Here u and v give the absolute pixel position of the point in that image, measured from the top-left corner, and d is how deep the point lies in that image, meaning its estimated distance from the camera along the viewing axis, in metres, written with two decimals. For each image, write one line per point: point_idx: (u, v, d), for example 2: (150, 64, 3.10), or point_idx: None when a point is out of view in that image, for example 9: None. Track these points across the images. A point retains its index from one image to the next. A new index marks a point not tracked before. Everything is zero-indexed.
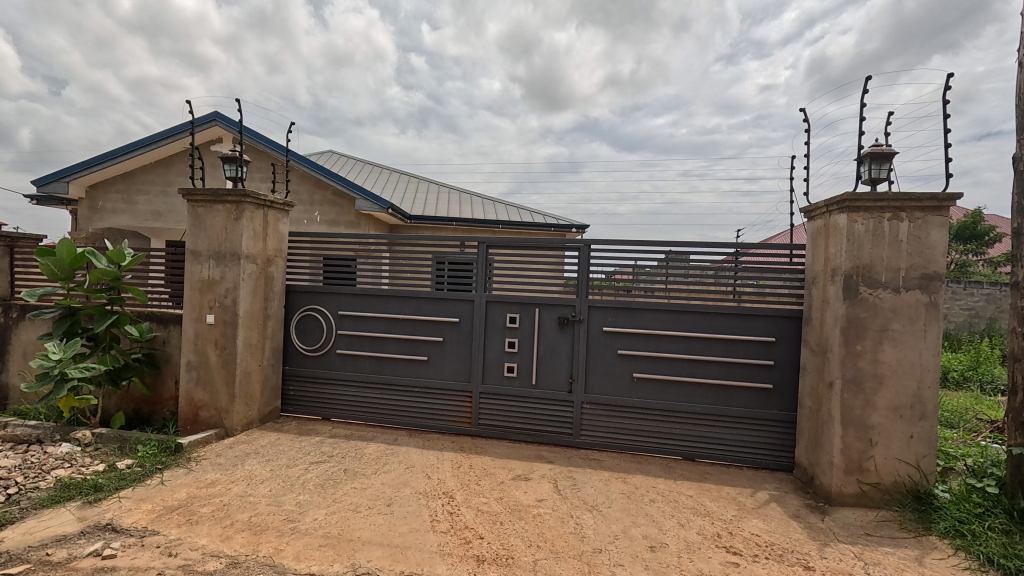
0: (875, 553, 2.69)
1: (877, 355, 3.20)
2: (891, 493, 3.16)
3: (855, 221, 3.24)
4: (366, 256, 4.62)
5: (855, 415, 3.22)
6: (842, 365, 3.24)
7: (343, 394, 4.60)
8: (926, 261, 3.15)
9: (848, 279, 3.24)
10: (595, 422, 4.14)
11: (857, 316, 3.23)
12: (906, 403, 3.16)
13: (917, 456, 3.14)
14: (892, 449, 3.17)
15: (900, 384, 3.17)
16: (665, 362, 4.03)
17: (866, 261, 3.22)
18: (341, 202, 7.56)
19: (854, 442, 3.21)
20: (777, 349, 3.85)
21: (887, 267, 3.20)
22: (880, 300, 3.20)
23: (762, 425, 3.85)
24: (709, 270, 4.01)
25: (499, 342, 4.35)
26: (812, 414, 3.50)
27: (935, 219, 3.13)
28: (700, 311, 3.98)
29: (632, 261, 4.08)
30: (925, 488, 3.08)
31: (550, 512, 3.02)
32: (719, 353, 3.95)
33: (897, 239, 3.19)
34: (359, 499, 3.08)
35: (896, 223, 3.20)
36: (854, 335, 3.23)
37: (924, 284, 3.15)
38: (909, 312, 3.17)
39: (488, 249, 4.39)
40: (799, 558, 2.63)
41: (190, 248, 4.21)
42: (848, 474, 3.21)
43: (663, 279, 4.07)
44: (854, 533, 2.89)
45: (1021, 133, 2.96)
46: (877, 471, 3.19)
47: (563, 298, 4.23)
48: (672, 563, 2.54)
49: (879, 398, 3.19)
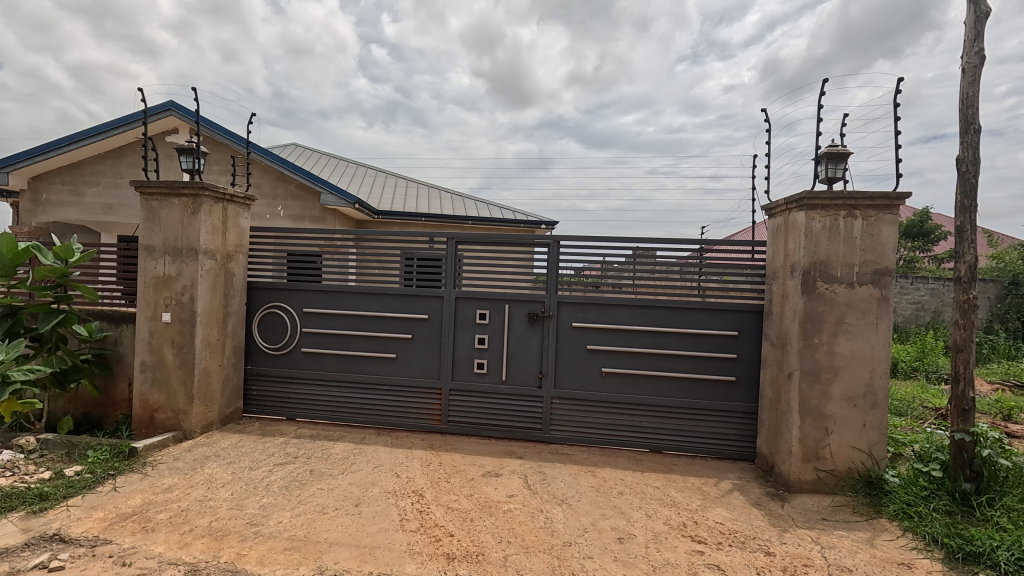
0: (830, 536, 2.81)
1: (833, 348, 3.33)
2: (845, 479, 3.31)
3: (813, 219, 3.36)
4: (332, 251, 4.52)
5: (813, 405, 3.35)
6: (801, 357, 3.36)
7: (309, 394, 4.49)
8: (878, 257, 3.30)
9: (806, 274, 3.36)
10: (565, 417, 4.18)
11: (814, 310, 3.35)
12: (859, 393, 3.31)
13: (869, 443, 3.29)
14: (847, 437, 3.31)
15: (855, 375, 3.31)
16: (634, 356, 4.10)
17: (823, 256, 3.34)
18: (305, 196, 7.36)
19: (811, 431, 3.34)
20: (740, 343, 3.97)
21: (842, 263, 3.33)
22: (835, 295, 3.33)
23: (725, 416, 3.96)
24: (675, 266, 4.09)
25: (468, 338, 4.33)
26: (772, 405, 3.63)
27: (886, 217, 3.29)
28: (666, 305, 4.07)
29: (600, 258, 4.13)
30: (876, 473, 3.24)
31: (520, 507, 3.03)
32: (686, 347, 4.04)
33: (852, 236, 3.33)
34: (326, 500, 3.01)
35: (850, 220, 3.33)
36: (812, 328, 3.35)
37: (876, 279, 3.30)
38: (862, 306, 3.31)
39: (457, 245, 4.35)
40: (761, 544, 2.72)
41: (144, 244, 4.03)
42: (806, 462, 3.35)
43: (631, 275, 4.12)
44: (811, 518, 3.01)
45: (963, 137, 3.12)
46: (832, 459, 3.32)
47: (533, 294, 4.24)
48: (640, 554, 2.59)
49: (834, 389, 3.33)
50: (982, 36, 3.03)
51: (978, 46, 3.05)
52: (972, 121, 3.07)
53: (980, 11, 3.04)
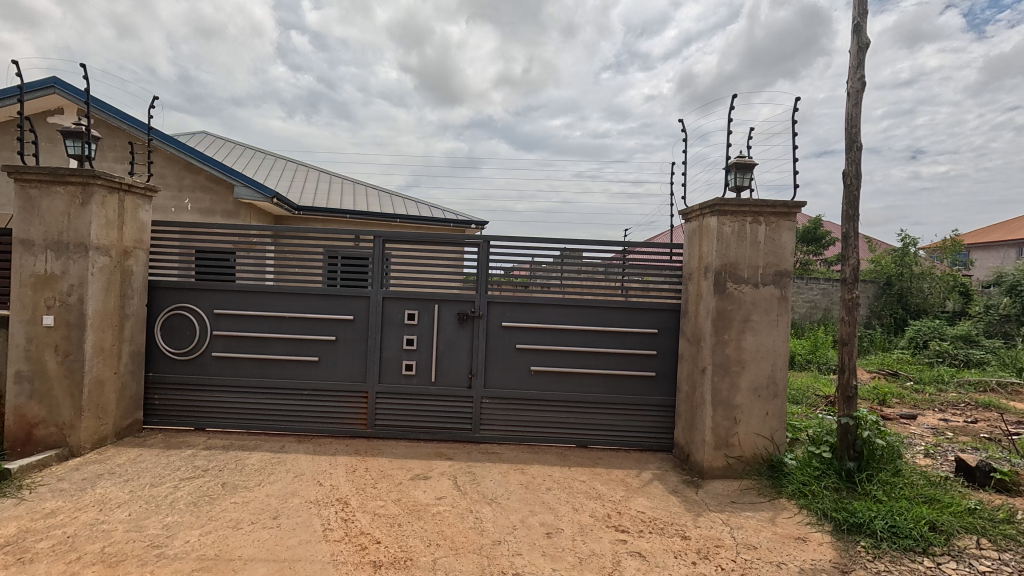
0: (738, 517, 3.04)
1: (740, 343, 3.61)
2: (751, 464, 3.60)
3: (724, 223, 3.62)
4: (247, 248, 4.24)
5: (723, 397, 3.61)
6: (713, 353, 3.60)
7: (221, 401, 4.18)
8: (779, 260, 3.62)
9: (718, 275, 3.61)
10: (494, 416, 4.20)
11: (725, 308, 3.61)
12: (763, 384, 3.61)
13: (771, 429, 3.60)
14: (752, 425, 3.60)
15: (759, 367, 3.61)
16: (561, 354, 4.20)
17: (732, 259, 3.61)
18: (216, 188, 6.83)
19: (722, 421, 3.60)
20: (660, 340, 4.19)
21: (749, 265, 3.61)
22: (743, 294, 3.61)
23: (646, 410, 4.17)
24: (600, 266, 4.24)
25: (396, 339, 4.22)
26: (688, 398, 3.87)
27: (786, 223, 3.62)
28: (592, 305, 4.20)
29: (529, 258, 4.18)
30: (777, 457, 3.56)
31: (449, 509, 3.01)
32: (610, 344, 4.20)
33: (756, 241, 3.62)
34: (240, 514, 2.82)
35: (756, 226, 3.62)
36: (723, 325, 3.61)
37: (777, 280, 3.62)
38: (765, 304, 3.61)
39: (384, 243, 4.23)
40: (678, 529, 2.90)
41: (20, 238, 3.55)
42: (718, 449, 3.60)
43: (559, 275, 4.22)
44: (721, 502, 3.25)
45: (849, 153, 3.49)
46: (740, 446, 3.60)
47: (463, 293, 4.22)
48: (567, 547, 2.66)
49: (742, 381, 3.61)
50: (863, 64, 3.41)
51: (860, 72, 3.43)
52: (855, 139, 3.45)
53: (861, 42, 3.43)
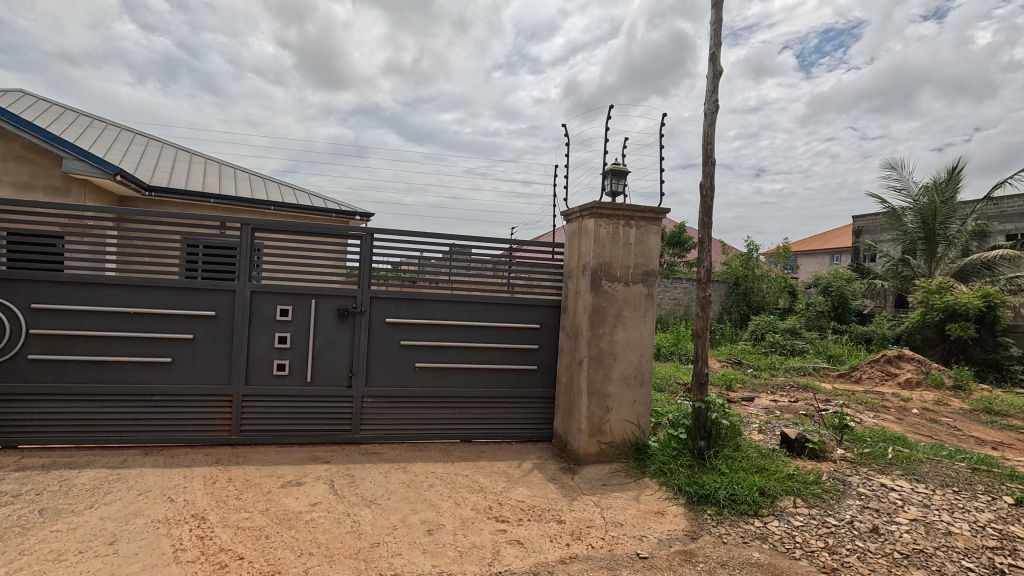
0: (608, 498, 3.29)
1: (613, 337, 3.90)
2: (620, 448, 3.90)
3: (600, 225, 3.87)
4: (79, 233, 3.61)
5: (597, 387, 3.87)
6: (589, 346, 3.84)
7: (41, 413, 3.53)
8: (647, 261, 3.97)
9: (594, 274, 3.86)
10: (376, 415, 4.06)
11: (600, 305, 3.87)
12: (632, 374, 3.94)
13: (638, 416, 3.95)
14: (622, 412, 3.91)
15: (628, 359, 3.93)
16: (446, 350, 4.19)
17: (607, 259, 3.88)
18: (37, 159, 5.73)
19: (596, 410, 3.86)
20: (541, 335, 4.36)
21: (621, 265, 3.91)
22: (615, 292, 3.90)
23: (527, 402, 4.32)
24: (489, 264, 4.30)
25: (267, 337, 3.89)
26: (566, 390, 4.09)
27: (653, 227, 3.98)
28: (478, 301, 4.25)
29: (418, 253, 4.11)
30: (642, 440, 3.91)
31: (325, 515, 2.86)
32: (494, 340, 4.28)
33: (628, 242, 3.93)
34: (64, 544, 2.40)
35: (627, 229, 3.93)
36: (598, 321, 3.87)
37: (645, 279, 3.97)
38: (634, 301, 3.94)
39: (253, 232, 3.87)
40: (554, 514, 3.05)
41: None
42: (592, 436, 3.85)
43: (447, 271, 4.20)
44: (594, 485, 3.48)
45: (704, 167, 3.92)
46: (611, 432, 3.89)
47: (344, 288, 4.02)
48: (448, 542, 2.67)
49: (613, 372, 3.90)
50: (717, 90, 3.86)
51: (714, 96, 3.87)
52: (710, 155, 3.89)
53: (716, 70, 3.87)
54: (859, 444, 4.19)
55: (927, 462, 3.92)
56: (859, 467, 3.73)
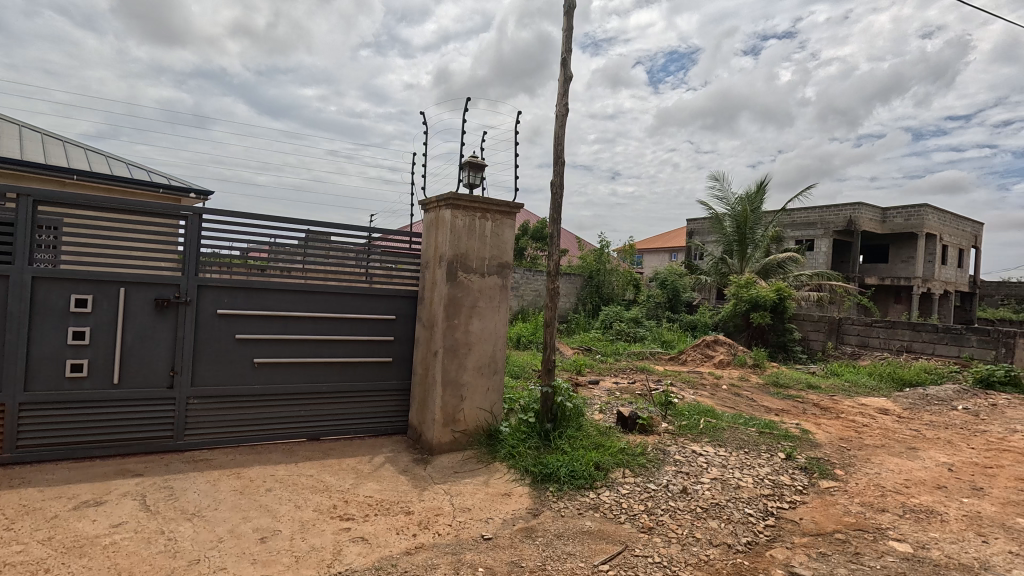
0: (458, 485, 3.36)
1: (468, 327, 3.96)
2: (473, 435, 4.00)
3: (456, 217, 3.89)
4: None
5: (452, 377, 3.90)
6: (444, 337, 3.86)
7: None
8: (501, 253, 4.10)
9: (450, 265, 3.87)
10: (205, 418, 3.63)
11: (455, 295, 3.90)
12: (486, 363, 4.05)
13: (491, 403, 4.09)
14: (475, 401, 4.00)
15: (482, 348, 4.03)
16: (291, 344, 3.89)
17: (462, 250, 3.92)
18: None
19: (450, 399, 3.89)
20: (397, 326, 4.27)
21: (476, 256, 3.99)
22: (471, 283, 3.96)
23: (381, 395, 4.21)
24: (352, 253, 4.10)
25: (57, 333, 3.25)
26: (421, 381, 4.06)
27: (507, 221, 4.11)
28: (328, 291, 4.01)
29: (269, 239, 3.77)
30: (494, 426, 4.05)
31: (130, 536, 2.48)
32: (346, 332, 4.08)
33: (483, 235, 4.02)
34: None
35: (483, 221, 4.01)
36: (453, 311, 3.90)
37: (499, 271, 4.09)
38: (489, 292, 4.05)
39: (37, 206, 3.18)
40: (403, 506, 3.02)
41: None
42: (446, 426, 3.88)
43: (301, 260, 3.92)
44: (445, 474, 3.53)
45: (555, 166, 4.15)
46: (464, 420, 3.96)
47: (165, 275, 3.51)
48: (283, 548, 2.49)
49: (468, 361, 3.97)
50: (567, 94, 4.10)
51: (565, 100, 4.11)
52: (560, 155, 4.13)
53: (566, 75, 4.11)
54: (679, 417, 4.84)
55: (728, 429, 4.67)
56: (677, 438, 4.31)
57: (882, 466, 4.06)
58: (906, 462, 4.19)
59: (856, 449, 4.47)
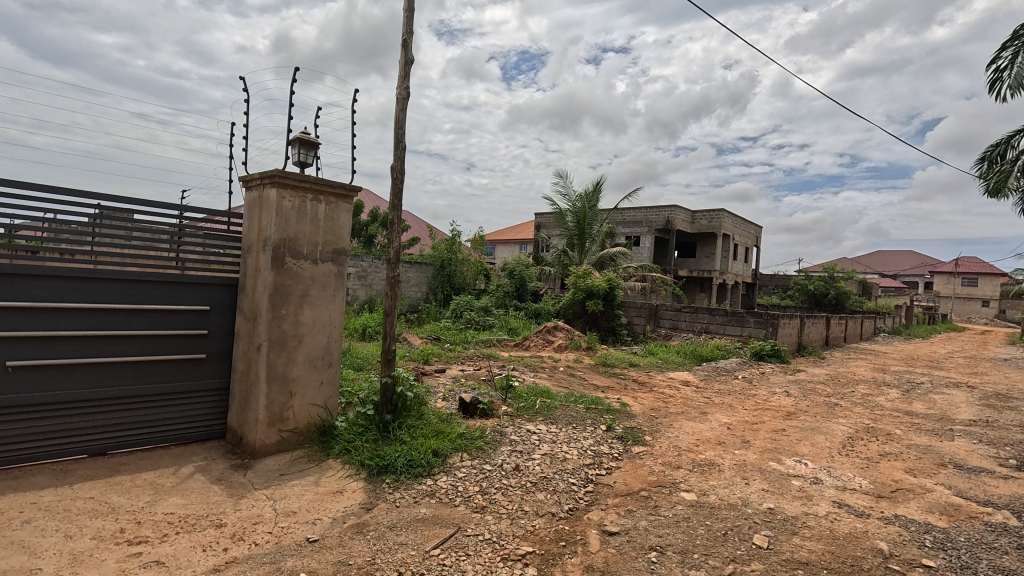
0: (283, 488, 3.11)
1: (298, 318, 3.66)
2: (304, 434, 3.73)
3: (283, 197, 3.55)
4: None
5: (279, 372, 3.57)
6: (269, 329, 3.51)
7: None
8: (336, 239, 3.86)
9: (276, 250, 3.52)
10: None
11: (283, 283, 3.57)
12: (319, 355, 3.79)
13: (325, 398, 3.85)
14: (307, 396, 3.73)
15: (314, 340, 3.76)
16: (64, 342, 3.18)
17: (291, 234, 3.60)
18: None
19: (277, 397, 3.56)
20: (212, 318, 3.76)
21: (308, 242, 3.69)
22: (301, 270, 3.66)
23: (192, 397, 3.69)
24: (164, 234, 3.59)
25: None
26: (242, 378, 3.65)
27: (343, 205, 3.88)
28: (117, 277, 3.36)
29: (48, 214, 3.14)
30: (329, 422, 3.83)
31: None
32: (143, 326, 3.47)
33: (315, 218, 3.73)
34: None
35: (315, 203, 3.72)
36: (280, 300, 3.56)
37: (334, 257, 3.85)
38: (323, 280, 3.78)
39: None
40: (214, 519, 2.70)
41: None
42: (271, 425, 3.54)
43: (92, 240, 3.34)
44: (270, 478, 3.23)
45: (396, 150, 4.02)
46: (294, 418, 3.67)
47: None
48: None
49: (298, 354, 3.67)
50: (408, 77, 3.99)
51: (406, 83, 4.00)
52: (400, 140, 4.01)
53: (408, 58, 4.00)
54: (518, 400, 5.11)
55: (560, 407, 5.07)
56: (515, 419, 4.55)
57: (680, 429, 4.78)
58: (698, 424, 5.00)
59: (662, 417, 5.20)
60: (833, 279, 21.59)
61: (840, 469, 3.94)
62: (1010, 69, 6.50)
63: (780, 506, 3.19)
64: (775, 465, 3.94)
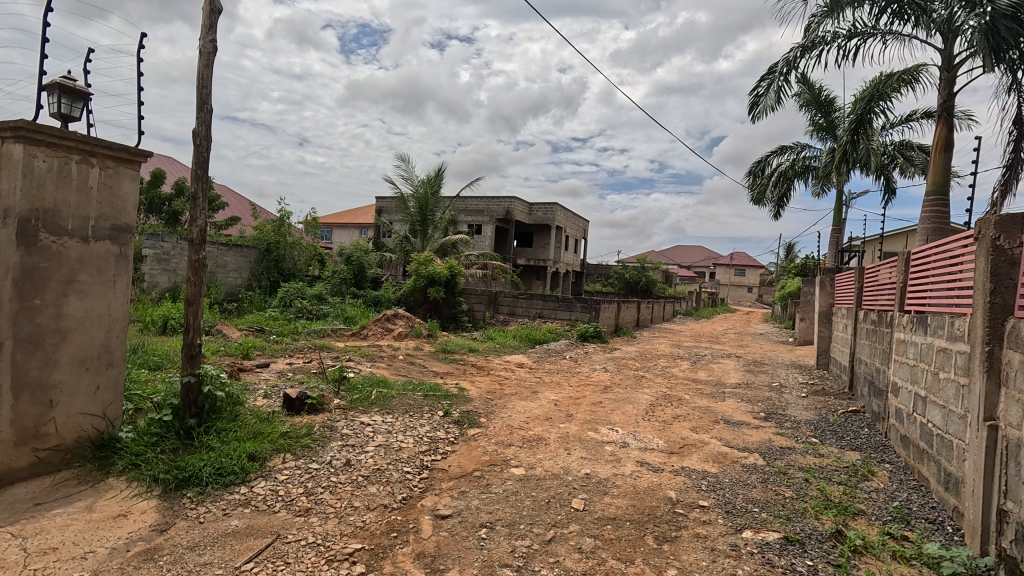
0: (39, 522, 2.48)
1: (60, 309, 2.93)
2: (73, 451, 3.03)
3: (34, 156, 2.79)
4: None
5: (32, 378, 2.83)
6: (15, 323, 2.75)
7: None
8: (117, 213, 3.18)
9: (24, 223, 2.76)
10: None
11: (35, 266, 2.82)
12: (93, 354, 3.10)
13: (103, 405, 3.17)
14: (76, 405, 3.03)
15: (86, 336, 3.06)
16: None
17: (47, 203, 2.86)
18: None
19: (29, 409, 2.82)
20: None
21: (73, 214, 2.97)
22: (64, 249, 2.93)
23: None
24: None
25: None
26: None
27: (126, 171, 3.22)
28: None
29: None
30: (109, 434, 3.17)
31: None
32: None
33: (85, 185, 3.02)
34: None
35: (85, 167, 3.01)
36: (31, 287, 2.81)
37: (114, 235, 3.17)
38: (97, 262, 3.09)
39: None
40: None
41: None
42: (21, 446, 2.79)
43: None
44: (18, 511, 2.56)
45: (200, 113, 3.44)
46: (57, 433, 2.95)
47: None
48: None
49: (61, 354, 2.95)
50: (214, 29, 3.43)
51: (211, 35, 3.43)
52: (205, 101, 3.43)
53: (214, 5, 3.43)
54: (351, 392, 4.85)
55: (397, 396, 4.95)
56: (347, 412, 4.32)
57: (513, 409, 5.03)
58: (529, 403, 5.33)
59: (497, 398, 5.42)
60: (644, 269, 24.85)
61: (643, 433, 4.55)
62: (765, 95, 8.05)
63: (595, 471, 3.56)
64: (592, 435, 4.38)
